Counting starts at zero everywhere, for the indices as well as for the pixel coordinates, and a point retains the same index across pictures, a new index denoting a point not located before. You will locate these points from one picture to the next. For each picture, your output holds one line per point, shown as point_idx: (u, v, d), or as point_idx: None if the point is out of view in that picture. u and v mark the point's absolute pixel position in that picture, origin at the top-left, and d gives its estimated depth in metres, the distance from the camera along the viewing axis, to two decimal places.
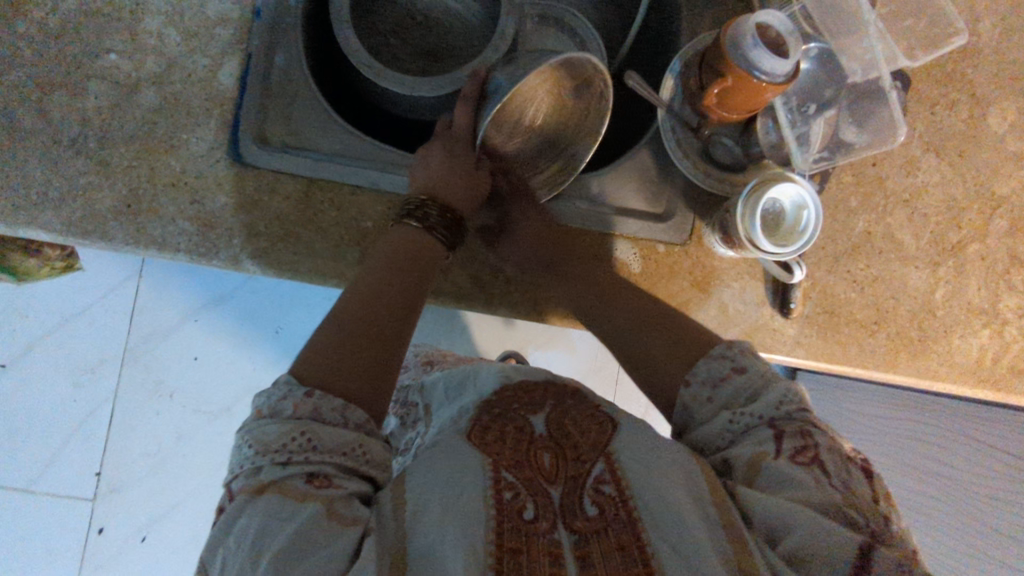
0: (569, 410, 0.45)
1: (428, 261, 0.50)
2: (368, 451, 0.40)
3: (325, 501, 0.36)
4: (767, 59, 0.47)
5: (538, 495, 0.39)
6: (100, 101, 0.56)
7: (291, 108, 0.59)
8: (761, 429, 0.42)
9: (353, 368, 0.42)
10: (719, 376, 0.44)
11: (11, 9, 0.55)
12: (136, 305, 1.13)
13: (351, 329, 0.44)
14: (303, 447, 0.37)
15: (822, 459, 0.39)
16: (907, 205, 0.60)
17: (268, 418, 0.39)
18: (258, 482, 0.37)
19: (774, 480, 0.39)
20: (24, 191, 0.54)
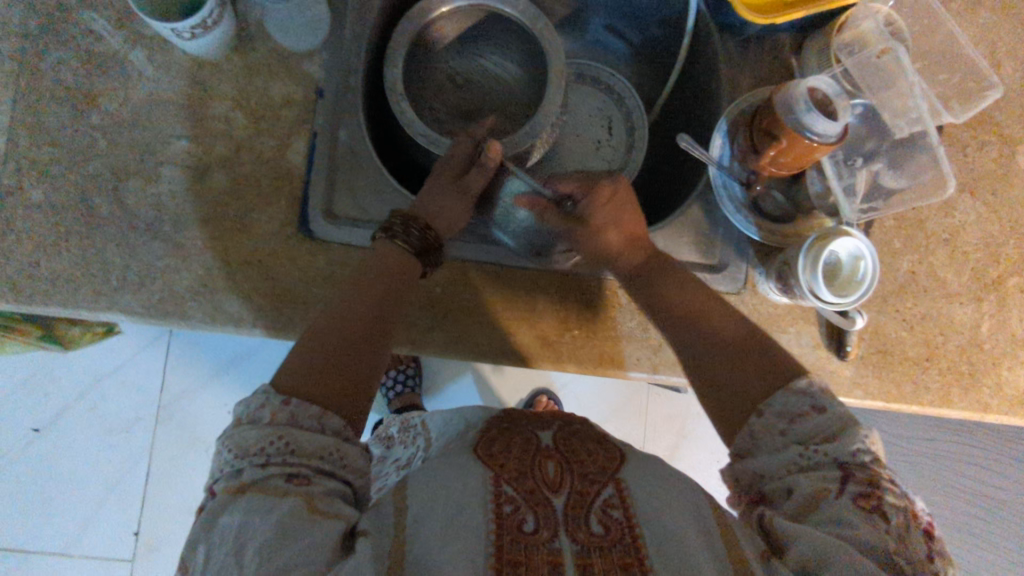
0: (578, 431, 0.49)
1: (405, 279, 0.53)
2: (344, 457, 0.42)
3: (306, 498, 0.38)
4: (820, 123, 0.50)
5: (538, 506, 0.41)
6: (173, 185, 0.57)
7: (356, 182, 0.60)
8: (829, 467, 0.42)
9: (326, 373, 0.45)
10: (796, 411, 0.45)
11: (85, 102, 0.57)
12: (167, 364, 1.14)
13: (330, 340, 0.47)
14: (281, 450, 0.40)
15: (884, 510, 0.40)
16: (949, 243, 0.63)
17: (246, 424, 0.41)
18: (237, 483, 0.38)
19: (825, 515, 0.40)
20: (106, 276, 0.57)
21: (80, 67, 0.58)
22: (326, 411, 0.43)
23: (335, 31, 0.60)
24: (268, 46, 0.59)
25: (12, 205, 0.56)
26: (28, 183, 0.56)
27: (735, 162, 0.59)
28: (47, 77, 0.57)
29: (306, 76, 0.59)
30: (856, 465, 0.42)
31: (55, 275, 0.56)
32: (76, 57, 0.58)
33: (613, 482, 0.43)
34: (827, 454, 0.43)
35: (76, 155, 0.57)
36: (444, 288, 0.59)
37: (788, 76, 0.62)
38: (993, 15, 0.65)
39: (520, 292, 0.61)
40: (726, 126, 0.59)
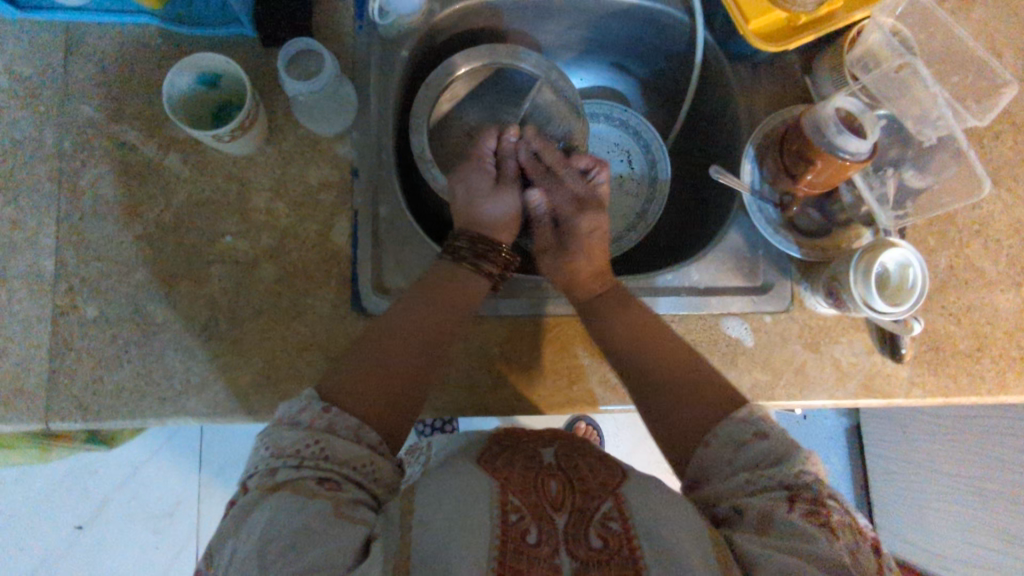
0: (580, 449, 0.48)
1: (453, 297, 0.55)
2: (377, 471, 0.44)
3: (334, 502, 0.39)
4: (851, 141, 0.51)
5: (543, 520, 0.40)
6: (224, 281, 0.58)
7: (402, 253, 0.61)
8: (775, 490, 0.42)
9: (382, 394, 0.47)
10: (741, 438, 0.45)
11: (127, 212, 0.58)
12: (203, 443, 1.14)
13: (389, 363, 0.49)
14: (315, 454, 0.41)
15: (833, 525, 0.39)
16: (980, 234, 0.64)
17: (285, 426, 0.43)
18: (270, 482, 0.40)
19: (787, 530, 0.39)
20: (167, 381, 0.56)
21: (117, 179, 0.58)
22: (365, 424, 0.45)
23: (362, 111, 0.61)
24: (298, 133, 0.60)
25: (67, 324, 0.56)
26: (80, 300, 0.56)
27: (766, 186, 0.61)
28: (87, 193, 0.58)
29: (340, 157, 0.60)
30: (803, 486, 0.41)
31: (118, 387, 0.56)
32: (112, 169, 0.58)
33: (613, 496, 0.42)
34: (772, 480, 0.42)
35: (124, 265, 0.57)
36: (502, 345, 0.60)
37: (803, 95, 0.64)
38: (987, 10, 0.67)
39: (576, 339, 0.61)
40: (754, 153, 0.61)
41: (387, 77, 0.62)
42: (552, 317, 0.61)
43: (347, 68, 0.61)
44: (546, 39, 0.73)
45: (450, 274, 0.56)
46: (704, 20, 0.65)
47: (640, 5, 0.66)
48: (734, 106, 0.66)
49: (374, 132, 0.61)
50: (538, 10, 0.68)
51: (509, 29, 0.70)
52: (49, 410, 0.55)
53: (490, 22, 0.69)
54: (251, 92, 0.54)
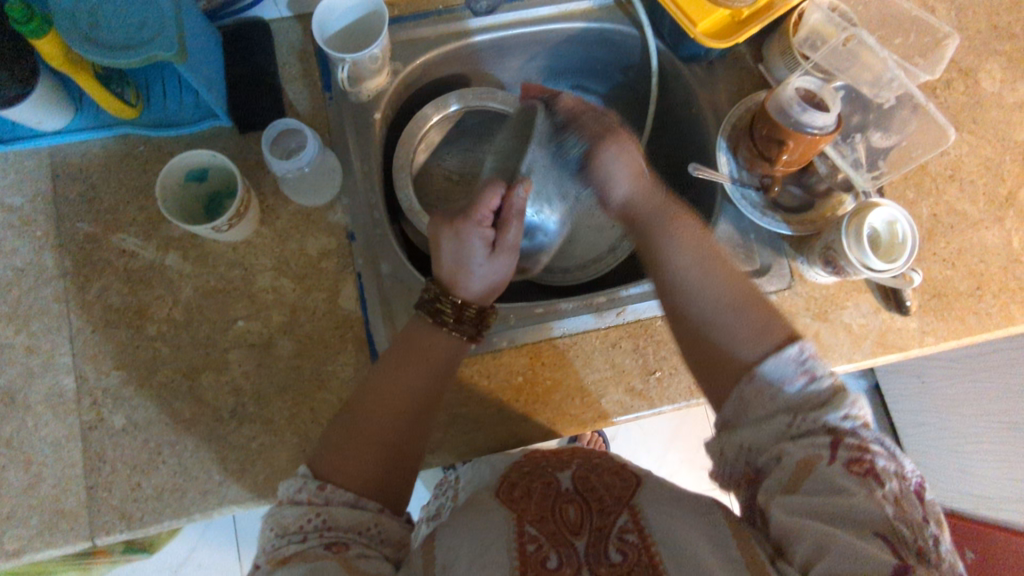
0: (598, 465, 0.55)
1: (440, 362, 0.55)
2: (383, 532, 0.48)
3: (344, 561, 0.42)
4: (818, 118, 0.53)
5: (561, 545, 0.46)
6: (244, 366, 0.59)
7: (410, 304, 0.63)
8: (820, 435, 0.44)
9: (371, 462, 0.50)
10: (789, 376, 0.48)
11: (138, 317, 0.59)
12: (238, 530, 1.16)
13: (379, 436, 0.51)
14: (318, 525, 0.45)
15: (876, 473, 0.41)
16: (954, 178, 0.67)
17: (285, 506, 0.46)
18: (279, 556, 0.42)
19: (825, 483, 0.42)
20: (206, 474, 0.57)
21: (123, 286, 0.59)
22: (361, 496, 0.48)
23: (347, 176, 0.63)
24: (290, 209, 0.62)
25: (97, 437, 0.56)
26: (106, 412, 0.57)
27: (744, 173, 0.64)
28: (96, 305, 0.59)
29: (334, 225, 0.62)
30: (844, 434, 0.44)
31: (159, 489, 0.56)
32: (117, 278, 0.59)
33: (627, 509, 0.49)
34: (812, 425, 0.45)
35: (144, 368, 0.58)
36: (526, 373, 0.61)
37: (760, 81, 0.67)
38: None
39: (596, 354, 0.62)
40: (726, 143, 0.64)
41: (365, 143, 0.65)
42: (568, 336, 0.62)
43: (324, 137, 0.63)
44: (506, 75, 0.76)
45: (436, 340, 0.55)
46: (653, 29, 0.68)
47: (590, 26, 0.69)
48: (698, 104, 0.68)
49: (362, 194, 0.63)
50: (495, 50, 0.71)
51: (469, 72, 0.73)
52: (97, 526, 0.55)
53: (451, 69, 0.71)
54: (241, 181, 0.56)
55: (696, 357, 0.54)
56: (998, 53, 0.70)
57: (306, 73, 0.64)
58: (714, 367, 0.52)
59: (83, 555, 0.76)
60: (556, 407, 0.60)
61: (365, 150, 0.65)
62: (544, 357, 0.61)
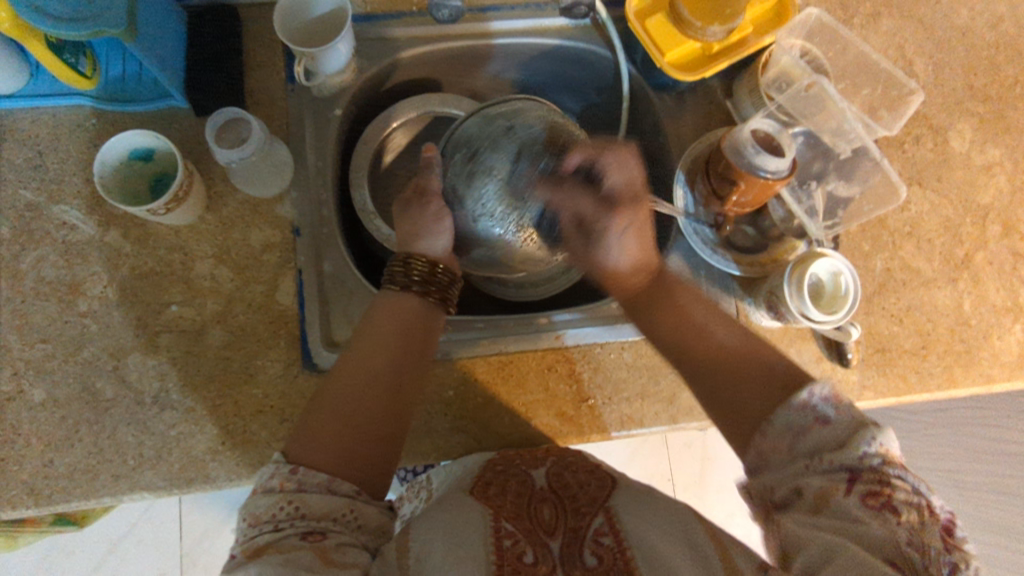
0: (572, 463, 0.55)
1: (422, 334, 0.54)
2: (359, 518, 0.45)
3: (319, 552, 0.40)
4: (771, 161, 0.53)
5: (538, 544, 0.45)
6: (173, 352, 0.58)
7: (349, 306, 0.62)
8: (838, 472, 0.42)
9: (342, 438, 0.47)
10: (801, 427, 0.45)
11: (71, 292, 0.58)
12: (182, 509, 1.16)
13: (349, 414, 0.48)
14: (291, 514, 0.42)
15: (893, 506, 0.39)
16: (912, 236, 0.66)
17: (259, 494, 0.44)
18: (253, 546, 0.40)
19: (840, 514, 0.40)
20: (120, 458, 0.55)
21: (59, 259, 0.59)
22: (336, 477, 0.45)
23: (300, 171, 0.62)
24: (238, 198, 0.61)
25: (14, 410, 0.55)
26: (27, 385, 0.56)
27: (700, 208, 0.63)
28: (28, 276, 0.58)
29: (281, 218, 0.61)
30: (866, 468, 0.41)
31: (70, 468, 0.55)
32: (53, 250, 0.59)
33: (602, 512, 0.49)
34: (831, 463, 0.42)
35: (70, 344, 0.57)
36: (457, 388, 0.60)
37: (726, 117, 0.67)
38: (893, 22, 0.71)
39: (530, 376, 0.61)
40: (683, 177, 0.64)
41: (323, 139, 0.64)
42: (504, 354, 0.61)
43: (281, 130, 0.62)
44: (480, 84, 0.75)
45: (419, 312, 0.55)
46: (625, 54, 0.67)
47: (563, 44, 0.69)
48: (663, 133, 0.68)
49: (313, 190, 0.63)
50: (468, 59, 0.70)
51: (441, 77, 0.73)
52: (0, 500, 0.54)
53: (421, 72, 0.71)
54: (183, 164, 0.55)
55: (710, 392, 0.52)
56: (971, 113, 0.70)
57: (270, 62, 0.64)
58: (736, 386, 0.50)
59: (6, 524, 0.76)
60: (488, 422, 0.59)
61: (322, 146, 0.64)
62: (484, 368, 0.61)
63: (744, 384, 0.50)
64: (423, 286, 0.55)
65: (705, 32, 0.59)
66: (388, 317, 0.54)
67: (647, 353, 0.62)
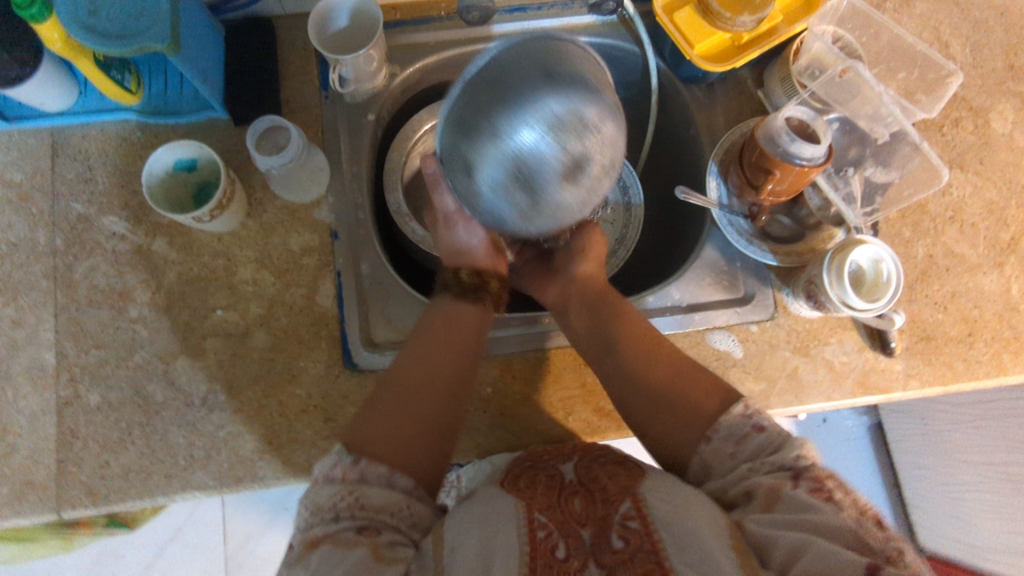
0: (601, 456, 0.52)
1: (475, 340, 0.55)
2: (414, 514, 0.46)
3: (372, 548, 0.42)
4: (807, 148, 0.53)
5: (569, 537, 0.45)
6: (219, 355, 0.59)
7: (388, 307, 0.63)
8: (781, 471, 0.45)
9: (409, 428, 0.48)
10: (739, 433, 0.48)
11: (121, 300, 0.60)
12: (225, 514, 1.19)
13: (415, 413, 0.50)
14: (352, 504, 0.43)
15: (837, 501, 0.42)
16: (955, 220, 0.65)
17: (320, 483, 0.45)
18: (311, 536, 0.42)
19: (791, 504, 0.42)
20: (172, 459, 0.57)
21: (110, 268, 0.61)
22: (395, 470, 0.46)
23: (335, 176, 0.64)
24: (277, 204, 0.63)
25: (72, 414, 0.58)
26: (83, 389, 0.58)
27: (734, 199, 0.63)
28: (81, 284, 0.60)
29: (319, 222, 0.63)
30: (804, 467, 0.45)
31: (126, 468, 0.57)
32: (104, 259, 0.61)
33: (630, 496, 0.46)
34: (771, 464, 0.45)
35: (122, 349, 0.59)
36: (494, 385, 0.60)
37: (759, 107, 0.66)
38: (927, 4, 0.70)
39: (568, 371, 0.61)
40: (716, 169, 0.63)
41: (357, 143, 0.66)
42: (542, 351, 0.62)
43: (316, 136, 0.64)
44: None
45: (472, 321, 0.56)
46: (654, 48, 0.67)
47: (591, 41, 0.69)
48: (694, 126, 0.67)
49: (349, 193, 0.64)
50: None
51: None
52: (61, 501, 0.56)
53: (450, 75, 0.72)
54: (225, 172, 0.57)
55: (652, 398, 0.52)
56: (1012, 93, 0.68)
57: (304, 71, 0.65)
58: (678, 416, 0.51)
59: (62, 526, 0.78)
60: (528, 416, 0.60)
61: (357, 149, 0.66)
62: (522, 361, 0.61)
63: (660, 378, 0.53)
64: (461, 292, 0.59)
65: (734, 23, 0.59)
66: (443, 321, 0.55)
67: None
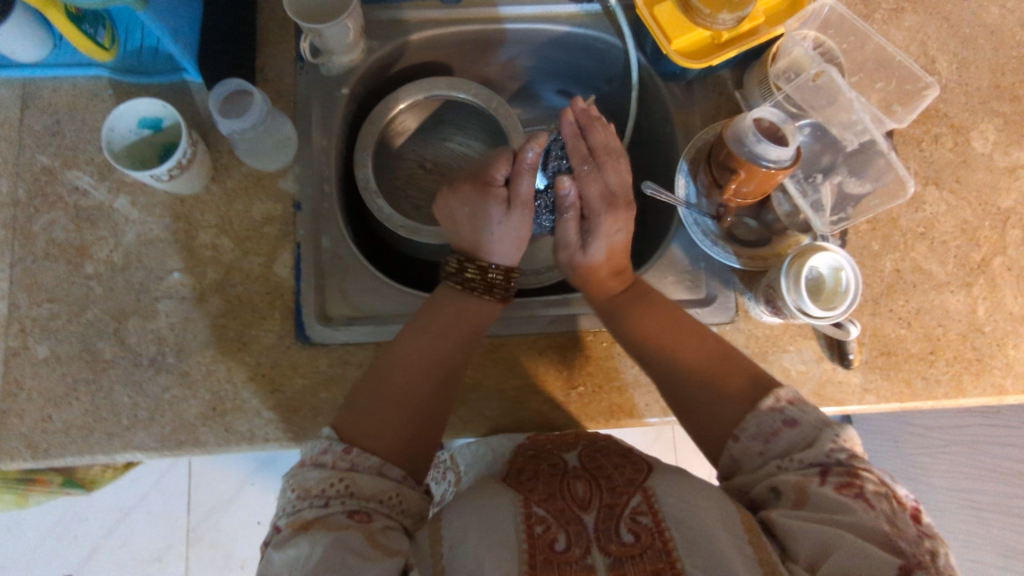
0: (603, 447, 0.53)
1: (477, 327, 0.56)
2: (403, 502, 0.47)
3: (366, 533, 0.42)
4: (772, 150, 0.52)
5: (571, 523, 0.45)
6: (172, 318, 0.59)
7: (345, 283, 0.63)
8: (810, 468, 0.44)
9: (403, 427, 0.50)
10: (770, 430, 0.47)
11: (78, 254, 0.60)
12: (191, 484, 1.19)
13: (407, 401, 0.51)
14: (341, 491, 0.44)
15: (867, 497, 0.41)
16: (925, 237, 0.64)
17: (309, 467, 0.46)
18: (300, 519, 0.42)
19: (819, 504, 0.42)
20: (116, 417, 0.57)
21: (69, 222, 0.60)
22: (387, 461, 0.47)
23: (304, 147, 0.64)
24: (242, 171, 0.62)
25: (18, 365, 0.57)
26: (32, 341, 0.58)
27: (702, 199, 0.62)
28: (40, 237, 0.60)
29: (283, 192, 0.62)
30: (835, 462, 0.43)
31: (69, 424, 0.56)
32: (65, 214, 0.61)
33: (640, 491, 0.46)
34: (801, 460, 0.45)
35: (74, 304, 0.59)
36: None
37: (735, 108, 0.65)
38: (916, 18, 0.69)
39: (521, 360, 0.60)
40: (686, 167, 0.63)
41: (329, 116, 0.65)
42: (494, 339, 0.60)
43: (287, 107, 0.64)
44: (491, 70, 0.76)
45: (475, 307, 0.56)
46: (635, 41, 0.67)
47: (573, 31, 0.69)
48: (670, 123, 0.67)
49: (316, 166, 0.64)
50: (477, 46, 0.71)
51: (452, 62, 0.73)
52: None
53: (431, 56, 0.71)
54: (187, 134, 0.56)
55: (675, 390, 0.53)
56: (995, 113, 0.67)
57: (281, 40, 0.65)
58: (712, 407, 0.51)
59: (16, 481, 0.78)
60: (476, 405, 0.58)
61: (328, 122, 0.65)
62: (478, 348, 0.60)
63: (696, 401, 0.51)
64: (482, 288, 0.57)
65: (714, 19, 0.58)
66: (446, 310, 0.56)
67: None
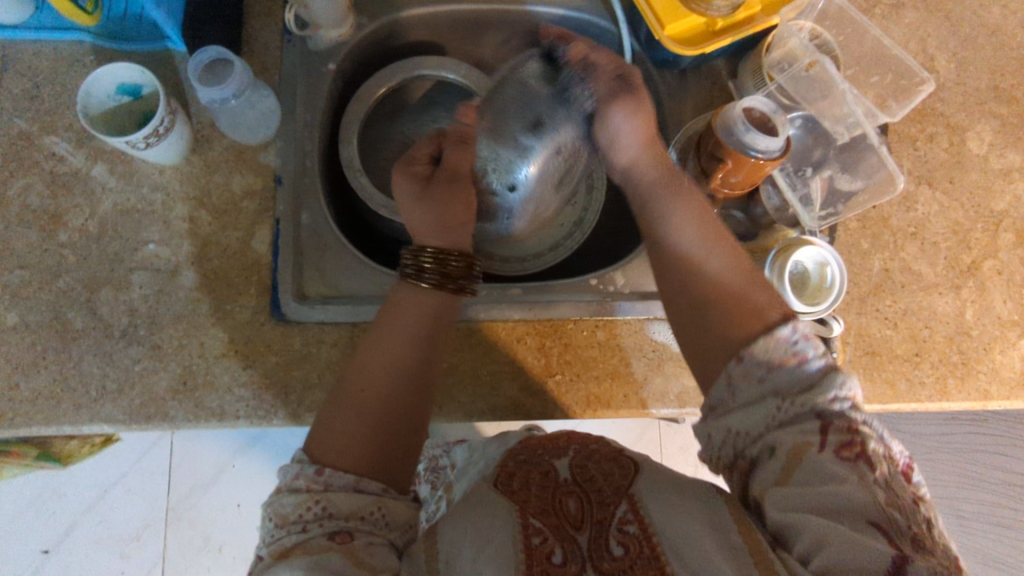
0: (594, 452, 0.49)
1: (440, 324, 0.52)
2: (387, 515, 0.44)
3: (348, 553, 0.40)
4: (761, 140, 0.51)
5: (565, 541, 0.41)
6: (145, 289, 0.58)
7: (322, 260, 0.63)
8: (808, 420, 0.41)
9: (372, 439, 0.46)
10: (777, 358, 0.44)
11: (51, 221, 0.59)
12: (172, 464, 1.18)
13: (374, 412, 0.47)
14: (318, 514, 0.42)
15: (866, 457, 0.39)
16: (916, 237, 0.63)
17: (285, 493, 0.43)
18: (280, 549, 0.40)
19: (815, 472, 0.39)
20: (84, 387, 0.56)
21: (44, 188, 0.59)
22: (362, 477, 0.45)
23: (288, 121, 0.63)
24: (224, 143, 0.61)
25: None
26: (1, 307, 0.56)
27: None
28: (13, 202, 0.59)
29: (264, 165, 0.61)
30: (835, 415, 0.41)
31: (34, 394, 0.55)
32: (40, 180, 0.59)
33: (627, 498, 0.43)
34: (800, 411, 0.42)
35: (45, 272, 0.57)
36: None
37: (728, 99, 0.65)
38: (916, 14, 0.68)
39: (499, 346, 0.59)
40: (675, 156, 0.61)
41: (315, 91, 0.64)
42: (472, 323, 0.59)
43: (273, 80, 0.63)
44: (484, 53, 0.75)
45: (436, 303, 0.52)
46: (628, 27, 0.66)
47: (566, 15, 0.68)
48: (661, 112, 0.66)
49: (300, 141, 0.63)
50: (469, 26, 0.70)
51: (444, 43, 0.72)
52: None
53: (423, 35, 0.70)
54: (166, 102, 0.55)
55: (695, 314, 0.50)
56: (992, 115, 0.66)
57: (269, 11, 0.64)
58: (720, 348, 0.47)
59: None
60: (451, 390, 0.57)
61: (314, 97, 0.64)
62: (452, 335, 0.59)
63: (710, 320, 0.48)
64: (438, 278, 0.53)
65: (709, 5, 0.57)
66: (401, 311, 0.51)
67: (623, 335, 0.60)
